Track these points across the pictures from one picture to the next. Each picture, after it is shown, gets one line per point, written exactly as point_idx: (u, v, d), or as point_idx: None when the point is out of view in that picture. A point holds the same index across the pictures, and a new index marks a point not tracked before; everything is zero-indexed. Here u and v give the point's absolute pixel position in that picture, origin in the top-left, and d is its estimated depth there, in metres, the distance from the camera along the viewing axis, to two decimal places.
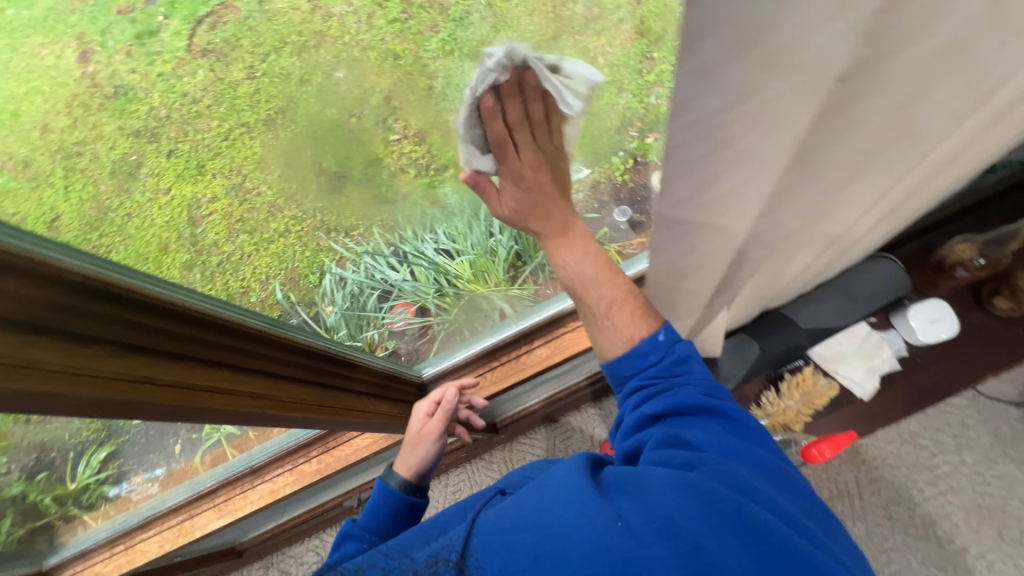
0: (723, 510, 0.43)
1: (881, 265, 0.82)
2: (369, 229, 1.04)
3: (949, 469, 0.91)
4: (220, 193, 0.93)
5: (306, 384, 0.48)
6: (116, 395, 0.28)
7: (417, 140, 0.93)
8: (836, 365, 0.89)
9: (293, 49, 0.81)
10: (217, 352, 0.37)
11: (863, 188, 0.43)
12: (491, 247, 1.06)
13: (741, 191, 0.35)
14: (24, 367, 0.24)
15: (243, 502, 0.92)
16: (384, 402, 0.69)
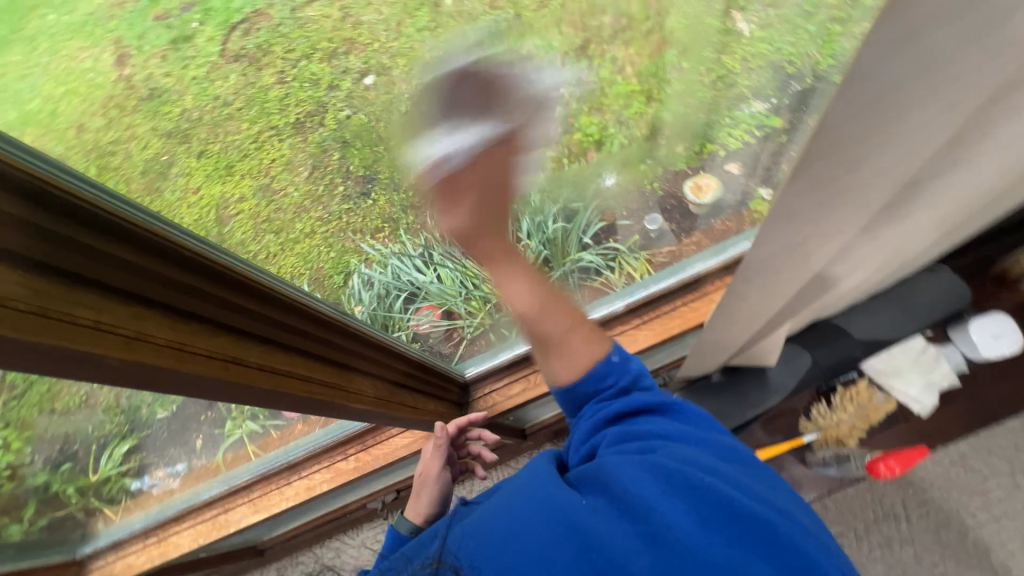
0: (680, 492, 0.47)
1: (940, 278, 0.82)
2: (395, 232, 1.03)
3: (1002, 494, 0.87)
4: (247, 193, 0.90)
5: (358, 373, 0.50)
6: (203, 372, 0.30)
7: None
8: (891, 380, 0.88)
9: (323, 55, 0.96)
10: (284, 334, 0.38)
11: (936, 217, 0.43)
12: (521, 253, 1.01)
13: (850, 208, 0.34)
14: (136, 339, 0.25)
15: (278, 498, 0.94)
16: (429, 399, 0.71)
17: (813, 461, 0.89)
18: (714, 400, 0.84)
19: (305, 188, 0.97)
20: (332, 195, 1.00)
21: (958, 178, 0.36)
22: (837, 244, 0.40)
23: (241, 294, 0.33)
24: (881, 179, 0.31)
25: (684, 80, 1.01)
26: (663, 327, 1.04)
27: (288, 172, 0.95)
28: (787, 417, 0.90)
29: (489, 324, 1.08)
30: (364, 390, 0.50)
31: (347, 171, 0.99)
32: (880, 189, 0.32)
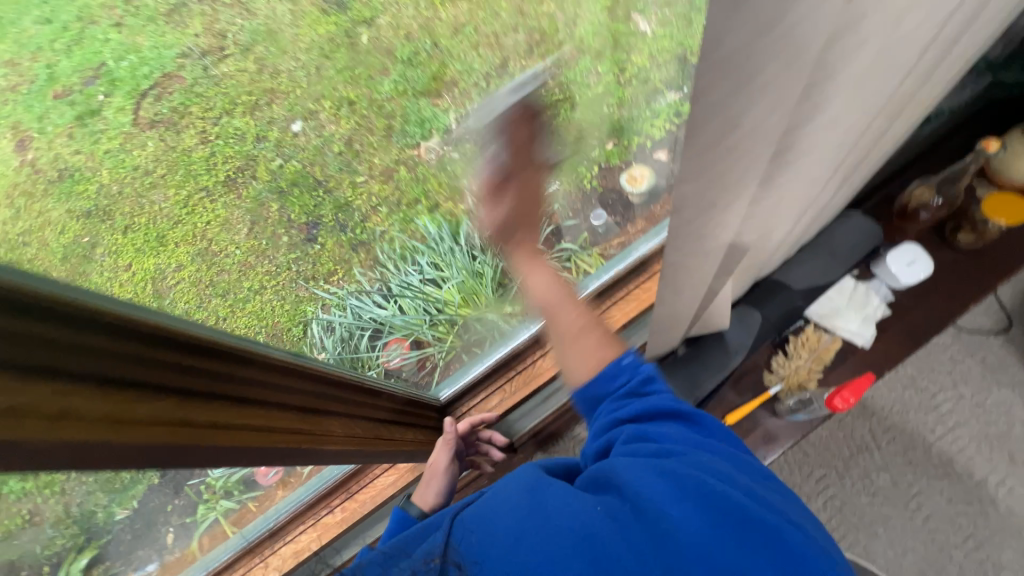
0: (691, 493, 0.44)
1: (852, 220, 0.91)
2: (350, 272, 1.05)
3: (952, 405, 0.95)
4: (185, 260, 0.93)
5: (324, 415, 0.50)
6: (150, 440, 0.31)
7: (384, 178, 1.12)
8: (833, 321, 0.92)
9: (245, 108, 1.06)
10: (234, 389, 0.39)
11: (813, 179, 0.50)
12: (478, 269, 1.04)
13: (730, 185, 0.39)
14: (63, 419, 0.26)
15: (264, 572, 0.81)
16: (411, 429, 0.71)
17: (783, 410, 0.91)
18: (685, 370, 0.87)
19: (247, 244, 1.01)
20: (276, 247, 1.03)
21: (810, 143, 0.42)
22: (731, 216, 0.44)
23: (183, 356, 0.34)
24: (742, 159, 0.36)
25: (603, 83, 1.09)
26: (625, 310, 1.00)
27: (226, 231, 1.00)
28: (752, 375, 0.93)
29: (461, 344, 1.05)
30: (331, 430, 0.51)
31: (290, 220, 1.07)
32: (746, 165, 0.37)
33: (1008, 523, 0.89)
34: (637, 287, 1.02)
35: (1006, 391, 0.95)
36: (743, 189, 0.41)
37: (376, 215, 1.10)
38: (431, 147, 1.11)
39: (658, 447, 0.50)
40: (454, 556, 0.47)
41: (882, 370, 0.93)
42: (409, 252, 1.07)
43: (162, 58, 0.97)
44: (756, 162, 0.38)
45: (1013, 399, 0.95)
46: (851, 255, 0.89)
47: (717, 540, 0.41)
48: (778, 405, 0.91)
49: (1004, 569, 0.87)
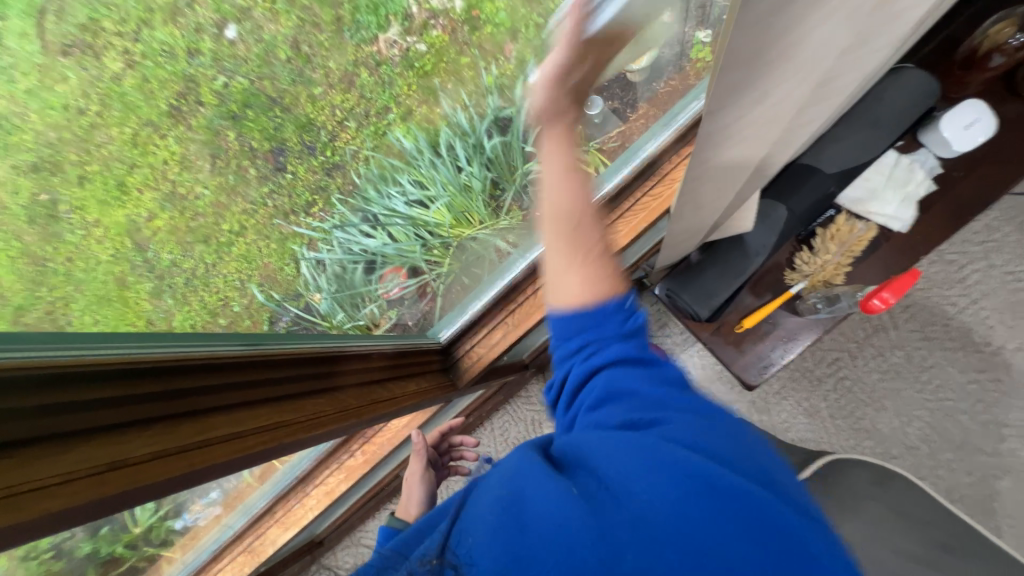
0: (667, 475, 0.38)
1: (904, 77, 0.76)
2: (329, 200, 0.90)
3: (979, 276, 0.93)
4: (155, 208, 0.83)
5: (306, 395, 0.46)
6: (153, 475, 0.28)
7: (346, 87, 0.90)
8: (867, 205, 0.85)
9: (163, 15, 0.83)
10: (179, 402, 0.33)
11: (891, 26, 0.39)
12: (465, 182, 0.91)
13: (789, 55, 0.30)
14: (17, 493, 0.22)
15: (303, 511, 0.87)
16: (410, 381, 0.69)
17: (803, 308, 0.89)
18: (699, 280, 0.84)
19: (214, 181, 0.88)
20: (246, 182, 0.89)
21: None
22: (785, 90, 0.36)
23: (82, 390, 0.27)
24: (816, 21, 0.27)
25: None
26: (631, 224, 0.91)
27: (187, 170, 0.87)
28: (773, 275, 0.88)
29: (459, 266, 0.96)
30: (321, 408, 0.47)
31: (253, 150, 0.89)
32: (813, 31, 0.29)
33: (1018, 385, 0.90)
34: (645, 194, 0.90)
35: None
36: (794, 65, 0.32)
37: (345, 130, 0.90)
38: (392, 41, 0.90)
39: (626, 417, 0.43)
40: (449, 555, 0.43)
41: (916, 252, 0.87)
42: (392, 171, 0.90)
43: None
44: (828, 21, 0.29)
45: None
46: (899, 124, 0.77)
47: (693, 519, 0.36)
48: (799, 304, 0.89)
49: (1007, 428, 0.90)
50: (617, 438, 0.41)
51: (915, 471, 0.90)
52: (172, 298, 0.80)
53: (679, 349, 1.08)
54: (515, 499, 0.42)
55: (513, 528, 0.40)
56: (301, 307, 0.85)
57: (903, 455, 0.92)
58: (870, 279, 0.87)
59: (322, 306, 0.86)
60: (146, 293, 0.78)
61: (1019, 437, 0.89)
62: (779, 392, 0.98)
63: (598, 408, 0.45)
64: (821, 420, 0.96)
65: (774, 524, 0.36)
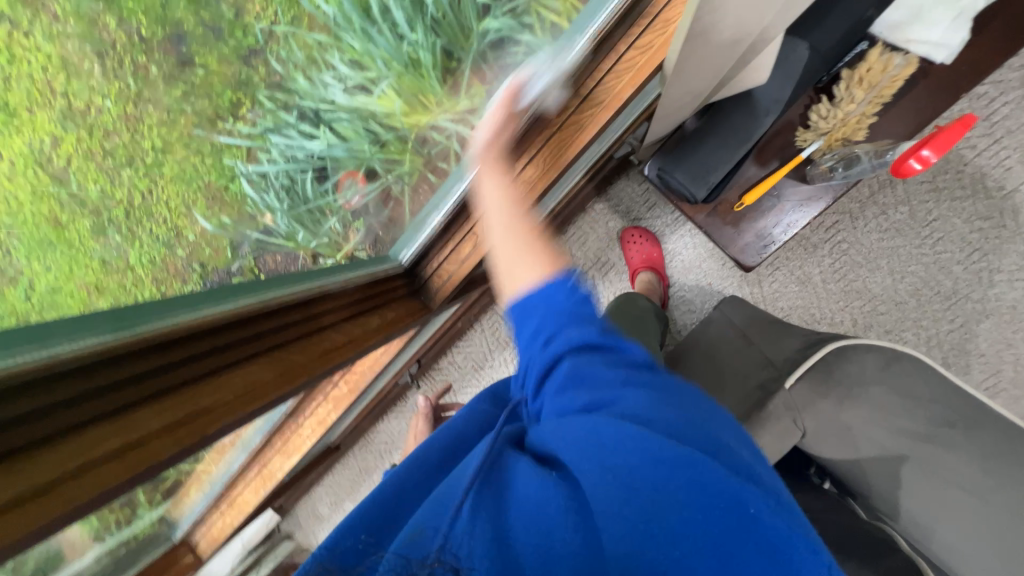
0: (629, 454, 0.39)
1: None
2: (254, 96, 0.65)
3: (1009, 111, 0.84)
4: (57, 129, 0.54)
5: (239, 365, 0.43)
6: (58, 507, 0.29)
7: None
8: (908, 32, 0.71)
9: None
10: (36, 426, 0.29)
11: None
12: (410, 55, 0.73)
13: None
14: None
15: (301, 439, 0.87)
16: (373, 315, 0.67)
17: (814, 174, 0.82)
18: (695, 153, 0.75)
19: (111, 88, 0.57)
20: (151, 84, 0.59)
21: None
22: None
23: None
24: None
25: None
26: (614, 89, 0.72)
27: (75, 78, 0.55)
28: (782, 137, 0.79)
29: (423, 161, 0.82)
30: (264, 373, 0.45)
31: (145, 40, 0.58)
32: None
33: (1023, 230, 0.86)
34: (630, 45, 0.69)
35: None
36: None
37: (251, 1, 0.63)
38: None
39: (588, 400, 0.43)
40: (448, 554, 0.39)
41: (952, 88, 0.76)
42: (321, 50, 0.68)
43: None
44: None
45: None
46: None
47: (662, 502, 0.38)
48: (809, 170, 0.81)
49: (999, 274, 0.88)
50: (581, 424, 0.42)
51: (898, 324, 0.92)
52: (120, 234, 0.57)
53: (670, 231, 1.02)
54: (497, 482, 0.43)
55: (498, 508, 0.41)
56: (261, 230, 0.71)
57: (890, 311, 0.92)
58: (891, 133, 0.78)
59: (280, 226, 0.73)
60: (87, 232, 0.55)
61: (1009, 282, 0.88)
62: (772, 263, 0.95)
63: (561, 392, 0.45)
64: (812, 286, 0.94)
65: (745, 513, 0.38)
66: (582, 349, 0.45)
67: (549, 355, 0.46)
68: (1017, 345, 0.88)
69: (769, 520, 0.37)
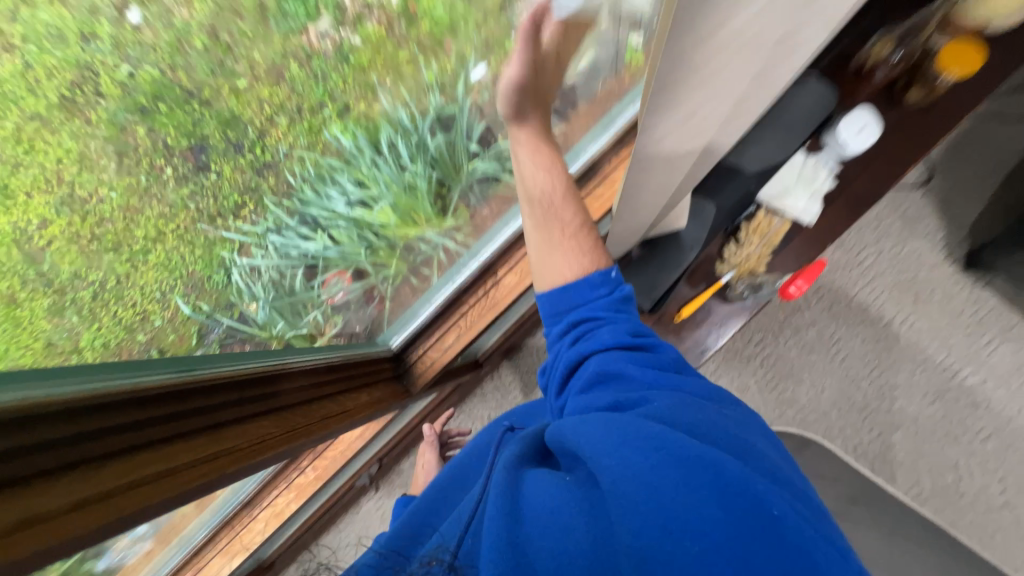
0: (645, 443, 0.40)
1: (811, 82, 0.84)
2: (260, 202, 0.79)
3: (873, 259, 1.07)
4: (48, 213, 0.60)
5: (241, 421, 0.43)
6: (130, 505, 0.29)
7: (274, 79, 0.74)
8: (781, 201, 0.89)
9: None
10: (48, 455, 0.25)
11: (810, 46, 0.44)
12: (410, 181, 0.90)
13: (731, 41, 0.33)
14: (26, 523, 0.23)
15: (248, 537, 0.87)
16: (362, 393, 0.71)
17: (733, 296, 0.95)
18: (639, 274, 0.91)
19: (120, 183, 0.67)
20: (162, 182, 0.70)
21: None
22: (758, 30, 0.34)
23: (67, 420, 0.27)
24: (739, 25, 0.31)
25: None
26: None
27: (87, 171, 0.64)
28: (705, 267, 0.93)
29: (408, 266, 0.96)
30: (264, 429, 0.45)
31: (168, 147, 0.70)
32: (734, 42, 0.34)
33: (905, 353, 1.05)
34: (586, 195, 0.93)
35: (920, 240, 1.07)
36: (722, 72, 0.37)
37: (275, 126, 0.76)
38: (323, 33, 0.75)
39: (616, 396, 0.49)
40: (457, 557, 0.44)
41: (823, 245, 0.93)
42: (330, 171, 0.83)
43: None
44: (747, 43, 0.35)
45: (925, 247, 1.07)
46: (807, 125, 0.84)
47: (676, 491, 0.37)
48: (728, 292, 0.96)
49: (897, 388, 1.05)
50: (597, 417, 0.45)
51: (826, 432, 1.04)
52: (77, 315, 0.59)
53: None
54: (518, 490, 0.45)
55: (509, 516, 0.42)
56: (235, 317, 0.77)
57: (818, 420, 1.05)
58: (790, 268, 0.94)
59: (259, 315, 0.80)
60: (43, 311, 0.57)
61: (906, 395, 1.05)
62: (713, 372, 1.07)
63: (593, 389, 0.52)
64: (750, 394, 1.06)
65: (770, 515, 0.35)
66: (613, 350, 0.54)
67: (583, 352, 0.55)
68: (926, 455, 1.03)
69: (792, 518, 0.35)
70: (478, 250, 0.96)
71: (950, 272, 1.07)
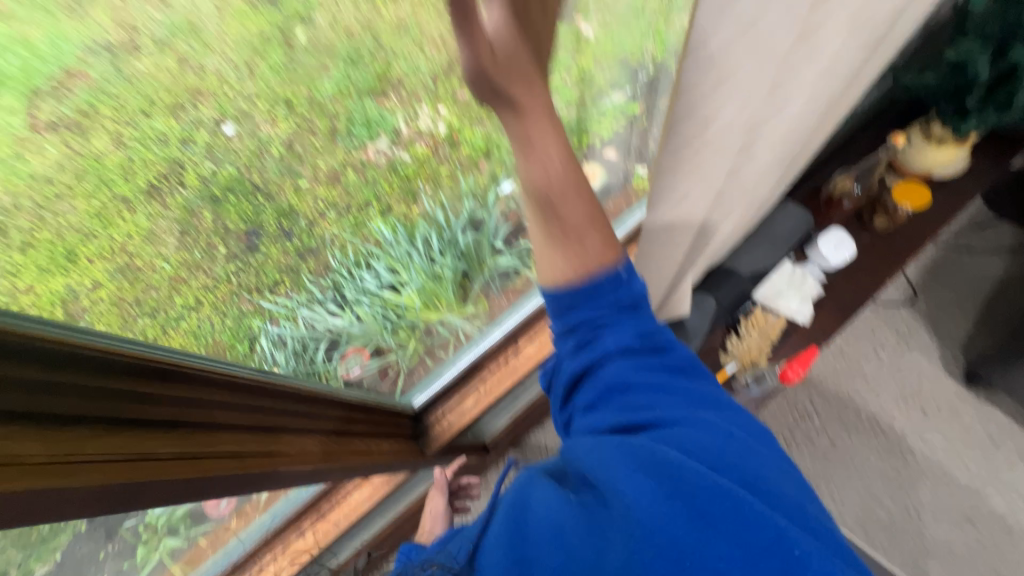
0: (668, 476, 0.38)
1: (789, 207, 1.01)
2: (298, 280, 0.88)
3: (873, 369, 1.10)
4: (103, 278, 0.60)
5: (286, 430, 0.49)
6: (144, 475, 0.30)
7: (331, 182, 0.85)
8: (776, 302, 0.99)
9: (166, 108, 0.61)
10: (7, 397, 0.24)
11: (770, 162, 0.57)
12: (437, 272, 1.01)
13: (714, 141, 0.44)
14: (49, 463, 0.24)
15: None
16: (383, 440, 0.72)
17: (739, 386, 1.00)
18: None
19: (176, 256, 0.70)
20: (212, 258, 0.75)
21: (827, 13, 0.40)
22: (728, 138, 0.45)
23: (89, 373, 0.29)
24: (717, 130, 0.43)
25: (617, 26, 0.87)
26: None
27: (150, 246, 0.66)
28: (710, 357, 1.00)
29: (424, 348, 1.04)
30: (307, 446, 0.51)
31: (226, 230, 0.75)
32: (715, 145, 0.45)
33: (924, 470, 1.03)
34: None
35: (915, 354, 1.12)
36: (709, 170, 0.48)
37: (326, 219, 0.88)
38: (380, 149, 0.88)
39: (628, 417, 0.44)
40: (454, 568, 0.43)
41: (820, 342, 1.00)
42: (366, 256, 0.94)
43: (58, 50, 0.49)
44: (724, 148, 0.46)
45: (922, 361, 1.11)
46: (788, 241, 0.99)
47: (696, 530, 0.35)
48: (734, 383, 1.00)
49: (923, 509, 1.01)
50: (611, 443, 0.41)
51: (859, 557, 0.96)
52: None
53: None
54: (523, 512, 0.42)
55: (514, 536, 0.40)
56: None
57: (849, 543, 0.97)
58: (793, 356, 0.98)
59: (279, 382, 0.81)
60: None
61: (934, 517, 1.01)
62: None
63: (598, 405, 0.46)
64: None
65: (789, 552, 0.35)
66: (622, 355, 0.45)
67: (587, 359, 0.46)
68: None
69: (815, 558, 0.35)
70: (504, 320, 1.06)
71: (953, 387, 1.09)
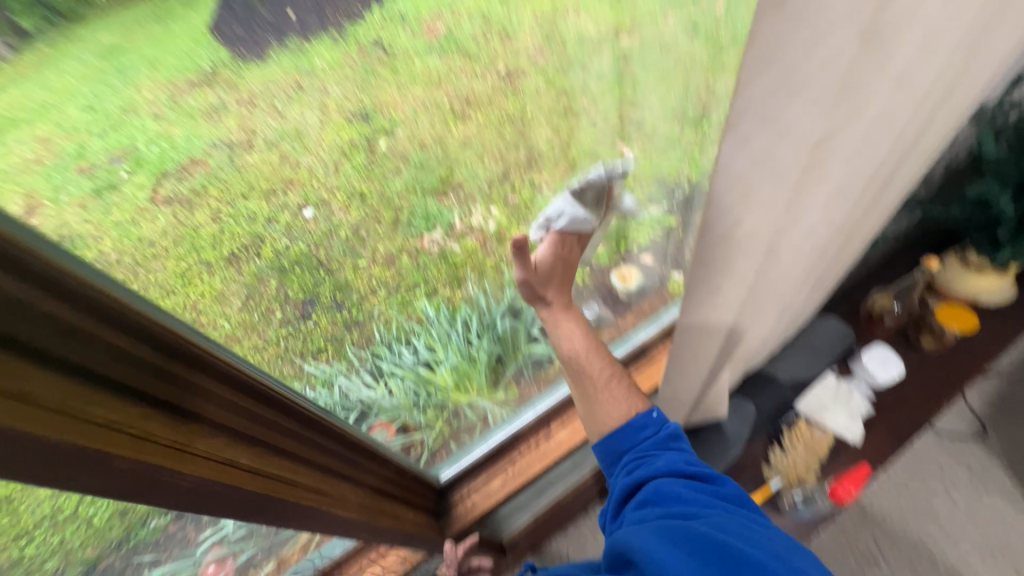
0: (699, 546, 0.43)
1: (827, 320, 1.03)
2: (340, 348, 0.90)
3: (946, 510, 0.96)
4: None
5: (332, 474, 0.52)
6: (178, 467, 0.33)
7: (386, 263, 0.96)
8: (822, 415, 1.00)
9: (261, 192, 0.76)
10: (90, 352, 0.28)
11: (800, 266, 0.61)
12: (472, 354, 1.04)
13: (739, 246, 0.49)
14: (88, 424, 0.27)
15: None
16: (411, 509, 0.73)
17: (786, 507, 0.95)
18: None
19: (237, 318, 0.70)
20: (267, 324, 0.76)
21: (840, 145, 0.47)
22: (754, 242, 0.50)
23: (157, 356, 0.32)
24: (742, 238, 0.49)
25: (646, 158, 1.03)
26: None
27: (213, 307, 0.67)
28: (753, 468, 0.98)
29: (450, 431, 1.03)
30: (346, 494, 0.54)
31: (286, 297, 0.81)
32: (742, 249, 0.50)
33: None
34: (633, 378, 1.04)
35: (998, 500, 0.97)
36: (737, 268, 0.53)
37: (376, 295, 0.95)
38: (435, 240, 1.01)
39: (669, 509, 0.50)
40: None
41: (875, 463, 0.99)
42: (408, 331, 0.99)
43: (194, 144, 0.66)
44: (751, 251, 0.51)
45: (1008, 510, 0.96)
46: (830, 353, 1.00)
47: None
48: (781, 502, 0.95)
49: None
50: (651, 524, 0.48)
51: None
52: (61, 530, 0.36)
53: None
54: None
55: None
56: None
57: None
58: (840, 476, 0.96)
59: None
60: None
61: None
62: None
63: (644, 506, 0.53)
64: None
65: None
66: (668, 471, 0.54)
67: (637, 476, 0.56)
68: None
69: None
70: (536, 401, 1.06)
71: None
